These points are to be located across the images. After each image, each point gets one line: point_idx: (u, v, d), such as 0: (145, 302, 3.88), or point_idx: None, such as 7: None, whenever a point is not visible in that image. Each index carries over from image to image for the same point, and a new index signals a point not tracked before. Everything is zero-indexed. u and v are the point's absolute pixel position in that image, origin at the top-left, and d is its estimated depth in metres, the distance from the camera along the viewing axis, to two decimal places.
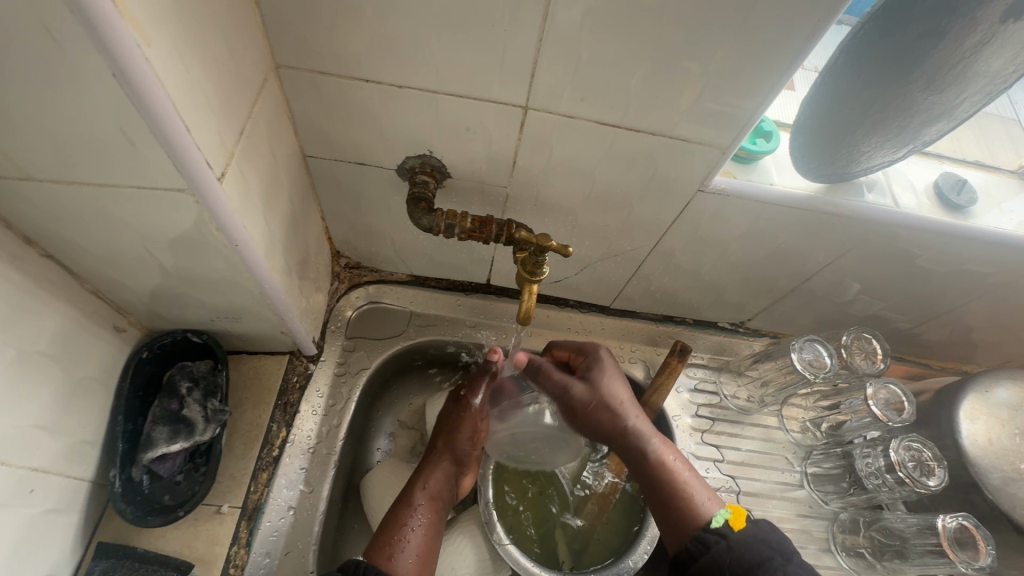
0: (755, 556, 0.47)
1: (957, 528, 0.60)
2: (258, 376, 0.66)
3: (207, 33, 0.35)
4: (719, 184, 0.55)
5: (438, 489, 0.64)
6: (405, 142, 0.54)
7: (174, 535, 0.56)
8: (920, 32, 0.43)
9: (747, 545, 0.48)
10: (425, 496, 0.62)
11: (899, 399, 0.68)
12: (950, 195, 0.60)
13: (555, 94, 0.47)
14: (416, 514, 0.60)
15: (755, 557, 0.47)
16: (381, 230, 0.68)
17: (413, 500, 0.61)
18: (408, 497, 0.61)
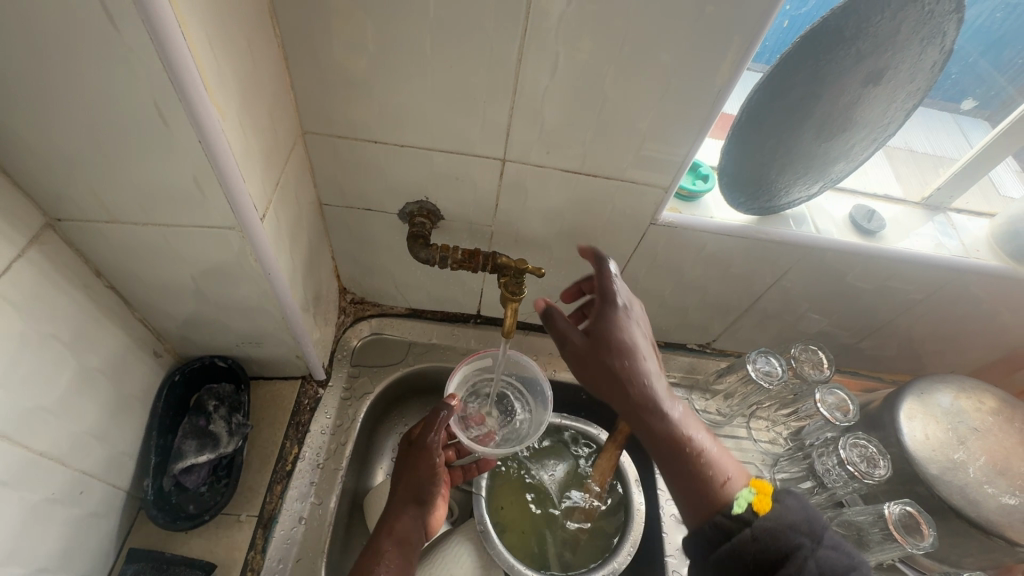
0: (783, 546, 0.45)
1: (902, 514, 0.67)
2: (273, 399, 0.74)
3: (258, 110, 0.47)
4: (668, 218, 0.66)
5: (405, 535, 0.63)
6: (406, 190, 0.65)
7: (198, 541, 0.62)
8: (804, 94, 0.55)
9: (776, 526, 0.46)
10: (392, 542, 0.62)
11: (845, 402, 0.76)
12: (862, 223, 0.71)
13: (526, 149, 0.59)
14: (382, 557, 0.59)
15: (779, 544, 0.45)
16: (384, 267, 0.78)
17: (379, 546, 0.61)
18: (374, 544, 0.61)
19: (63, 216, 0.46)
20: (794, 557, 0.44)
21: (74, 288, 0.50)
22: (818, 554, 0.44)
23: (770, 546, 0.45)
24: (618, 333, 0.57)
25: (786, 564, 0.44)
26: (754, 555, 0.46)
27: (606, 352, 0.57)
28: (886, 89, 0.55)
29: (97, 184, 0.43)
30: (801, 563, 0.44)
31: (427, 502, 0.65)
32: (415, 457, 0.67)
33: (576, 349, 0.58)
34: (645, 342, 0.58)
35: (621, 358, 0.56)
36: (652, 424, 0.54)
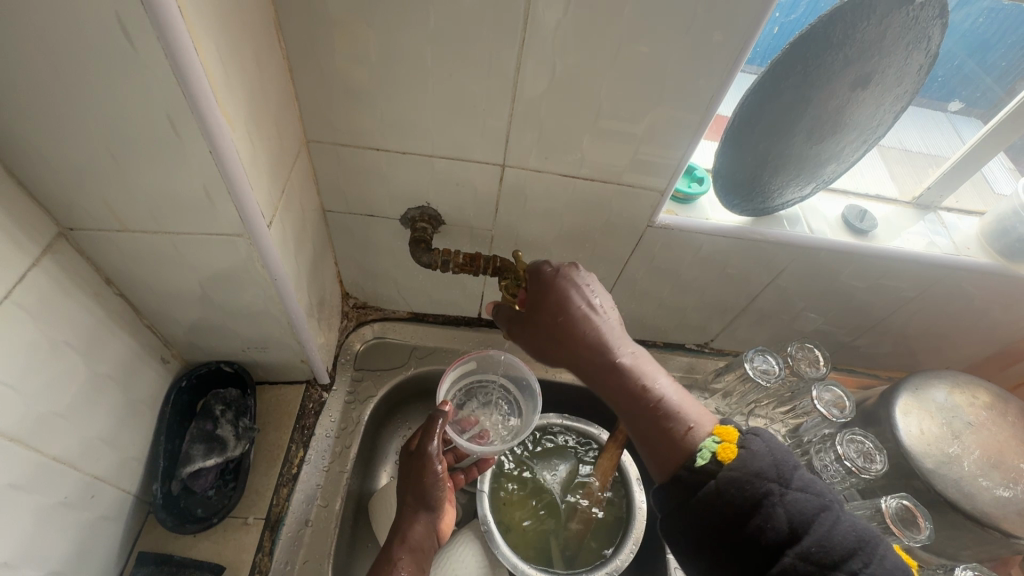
0: (750, 495, 0.44)
1: (899, 507, 0.68)
2: (278, 403, 0.75)
3: (264, 120, 0.48)
4: (664, 221, 0.68)
5: (420, 542, 0.64)
6: (408, 196, 0.66)
7: (206, 544, 0.63)
8: (793, 99, 0.56)
9: (742, 475, 0.45)
10: (406, 550, 0.63)
11: (841, 399, 0.77)
12: (855, 222, 0.72)
13: (525, 155, 0.60)
14: (395, 567, 0.61)
15: (749, 493, 0.44)
16: (387, 272, 0.80)
17: (392, 555, 0.62)
18: (388, 553, 0.62)
19: (75, 225, 0.47)
20: (764, 504, 0.44)
21: (85, 295, 0.51)
22: (787, 499, 0.44)
23: (738, 496, 0.45)
24: (558, 296, 0.56)
25: (756, 513, 0.44)
26: (724, 506, 0.45)
27: (547, 318, 0.57)
28: (873, 93, 0.56)
29: (109, 194, 0.44)
30: (771, 510, 0.43)
31: (437, 508, 0.66)
32: (418, 466, 0.67)
33: (527, 326, 0.59)
34: (584, 300, 0.56)
35: (564, 322, 0.56)
36: (603, 377, 0.54)
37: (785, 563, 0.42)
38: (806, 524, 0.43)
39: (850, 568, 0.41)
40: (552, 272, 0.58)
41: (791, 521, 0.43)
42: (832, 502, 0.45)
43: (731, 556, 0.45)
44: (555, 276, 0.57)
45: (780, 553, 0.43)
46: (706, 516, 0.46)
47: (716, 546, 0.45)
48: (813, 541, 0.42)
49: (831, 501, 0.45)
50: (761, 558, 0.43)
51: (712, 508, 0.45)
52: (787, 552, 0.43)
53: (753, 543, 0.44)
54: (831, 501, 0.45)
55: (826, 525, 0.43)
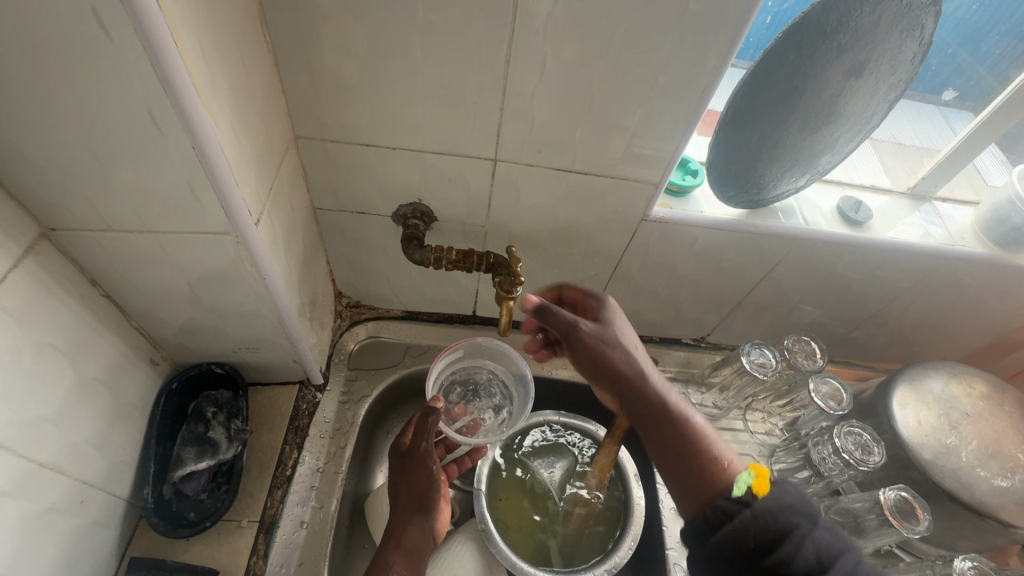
0: (781, 526, 0.44)
1: (897, 499, 0.68)
2: (271, 404, 0.74)
3: (250, 115, 0.47)
4: (659, 214, 0.67)
5: (415, 545, 0.62)
6: (399, 192, 0.65)
7: (199, 548, 0.62)
8: (787, 89, 0.56)
9: (775, 509, 0.45)
10: (400, 553, 0.61)
11: (838, 391, 0.77)
12: (850, 214, 0.72)
13: (517, 149, 0.60)
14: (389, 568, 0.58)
15: (782, 523, 0.44)
16: (380, 270, 0.79)
17: (387, 558, 0.60)
18: (382, 557, 0.60)
19: (58, 225, 0.46)
20: (794, 536, 0.44)
21: (70, 296, 0.50)
22: (815, 536, 0.44)
23: (769, 528, 0.44)
24: (616, 328, 0.58)
25: (787, 542, 0.43)
26: (754, 535, 0.44)
27: (602, 343, 0.56)
28: (867, 83, 0.56)
29: (91, 193, 0.43)
30: (801, 543, 0.44)
31: (431, 510, 0.65)
32: (413, 466, 0.67)
33: (587, 333, 0.56)
34: (638, 342, 0.58)
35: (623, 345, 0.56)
36: (650, 402, 0.53)
37: None
38: (832, 561, 0.43)
39: None
40: (611, 313, 0.60)
41: (819, 556, 0.43)
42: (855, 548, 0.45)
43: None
44: (613, 316, 0.60)
45: None
46: (736, 545, 0.45)
47: None
48: None
49: (853, 546, 0.45)
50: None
51: (744, 538, 0.44)
52: None
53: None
54: (852, 545, 0.45)
55: (849, 566, 0.43)
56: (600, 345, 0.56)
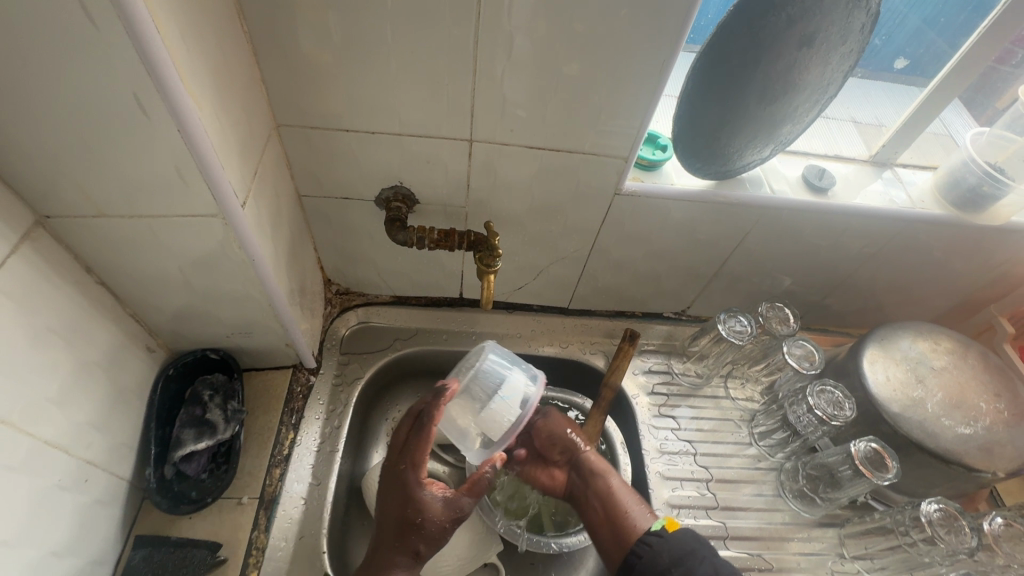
0: (688, 549, 0.60)
1: (868, 450, 0.71)
2: (266, 388, 0.77)
3: (230, 101, 0.49)
4: (631, 187, 0.70)
5: None
6: (381, 176, 0.68)
7: (202, 525, 0.65)
8: (742, 61, 0.59)
9: (682, 540, 0.61)
10: None
11: (811, 352, 0.81)
12: (814, 181, 0.75)
13: (491, 129, 0.62)
14: None
15: (687, 546, 0.60)
16: (366, 255, 0.81)
17: None
18: None
19: (52, 212, 0.48)
20: (697, 555, 0.59)
21: (66, 282, 0.52)
22: (713, 558, 0.59)
23: (677, 549, 0.60)
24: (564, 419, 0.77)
25: (689, 561, 0.59)
26: (667, 556, 0.60)
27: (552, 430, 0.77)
28: (820, 53, 0.59)
29: (83, 179, 0.46)
30: (702, 560, 0.59)
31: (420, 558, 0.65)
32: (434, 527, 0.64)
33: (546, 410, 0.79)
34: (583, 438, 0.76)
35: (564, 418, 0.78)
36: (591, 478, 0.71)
37: None
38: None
39: None
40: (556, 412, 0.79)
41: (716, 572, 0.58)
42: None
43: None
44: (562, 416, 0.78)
45: None
46: (654, 564, 0.60)
47: None
48: None
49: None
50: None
51: (659, 559, 0.60)
52: None
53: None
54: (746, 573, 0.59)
55: None
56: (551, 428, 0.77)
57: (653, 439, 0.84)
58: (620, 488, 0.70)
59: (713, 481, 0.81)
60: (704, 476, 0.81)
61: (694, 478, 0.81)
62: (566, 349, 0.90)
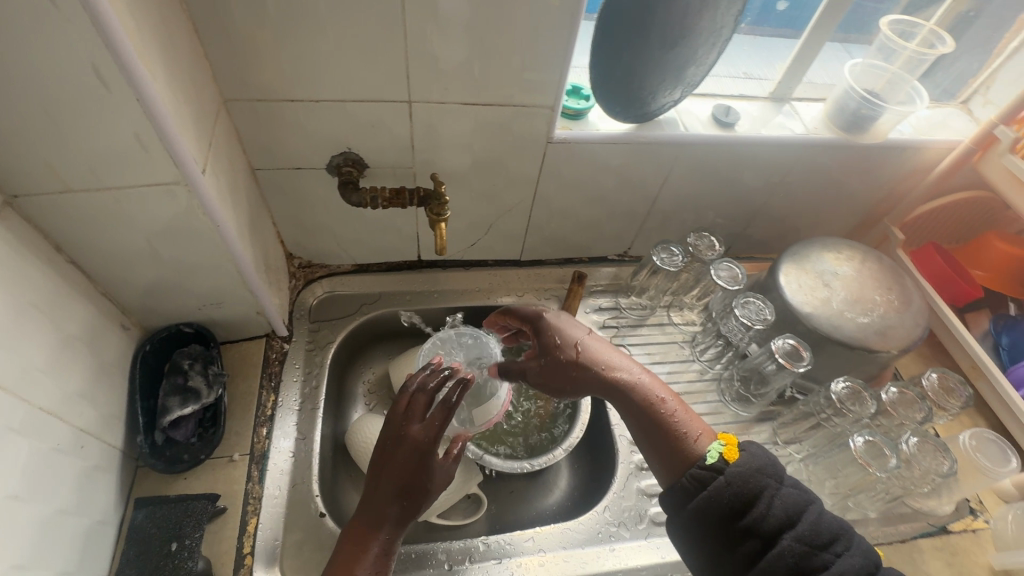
0: (755, 486, 0.56)
1: (787, 346, 0.82)
2: (241, 357, 0.81)
3: (180, 74, 0.54)
4: (561, 135, 0.77)
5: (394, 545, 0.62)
6: (329, 144, 0.73)
7: (198, 483, 0.69)
8: (641, 11, 0.67)
9: (744, 475, 0.57)
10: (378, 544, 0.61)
11: (734, 271, 0.91)
12: (721, 117, 0.84)
13: (427, 89, 0.68)
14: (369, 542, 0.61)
15: (752, 486, 0.56)
16: (324, 225, 0.86)
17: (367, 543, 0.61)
18: (370, 556, 0.61)
19: (19, 191, 0.51)
20: (766, 496, 0.56)
21: (39, 259, 0.55)
22: (781, 492, 0.56)
23: (743, 489, 0.56)
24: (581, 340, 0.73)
25: (759, 504, 0.55)
26: (730, 496, 0.56)
27: (568, 358, 0.72)
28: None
29: (48, 155, 0.49)
30: (772, 501, 0.55)
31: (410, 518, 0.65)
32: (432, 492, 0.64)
33: (553, 337, 0.73)
34: (620, 368, 0.70)
35: (572, 345, 0.72)
36: (634, 407, 0.66)
37: (783, 544, 0.54)
38: (799, 513, 0.55)
39: (835, 548, 0.54)
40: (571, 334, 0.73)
41: (787, 510, 0.55)
42: (816, 500, 0.58)
43: (732, 542, 0.56)
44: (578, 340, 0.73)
45: (780, 537, 0.54)
46: (716, 506, 0.56)
47: (717, 539, 0.56)
48: (803, 526, 0.54)
49: (813, 499, 0.58)
50: (761, 545, 0.55)
51: (721, 499, 0.56)
52: (786, 534, 0.54)
53: (753, 533, 0.55)
54: (814, 496, 0.57)
55: (813, 514, 0.56)
56: (564, 357, 0.72)
57: None
58: (671, 412, 0.65)
59: None
60: None
61: None
62: (522, 298, 0.98)
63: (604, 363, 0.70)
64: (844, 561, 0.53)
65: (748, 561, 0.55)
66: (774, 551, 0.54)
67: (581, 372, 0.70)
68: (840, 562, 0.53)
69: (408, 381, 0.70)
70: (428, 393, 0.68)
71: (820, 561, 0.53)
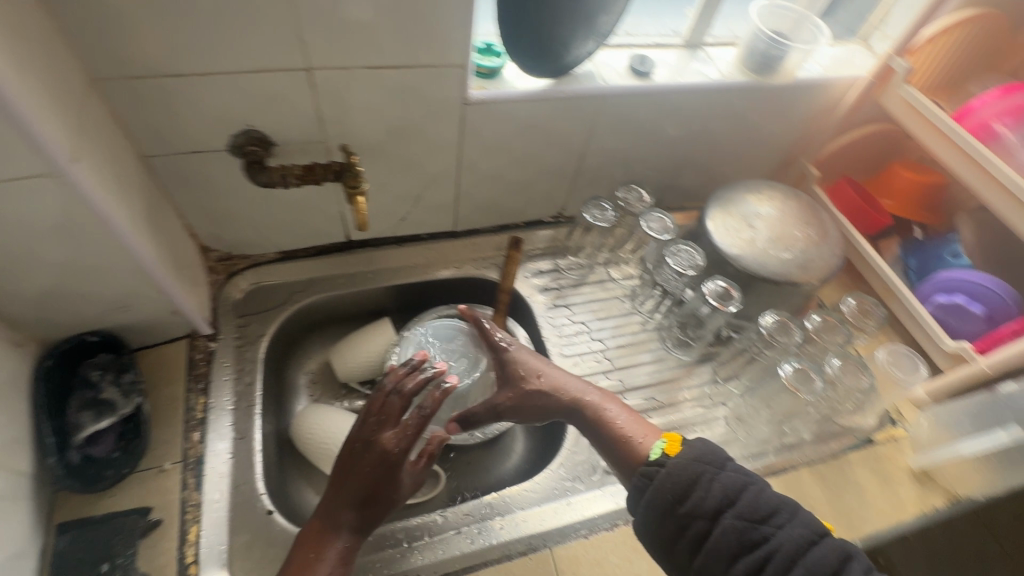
0: (693, 474, 0.57)
1: (718, 288, 0.85)
2: (161, 362, 0.76)
3: (27, 49, 0.47)
4: (477, 96, 0.75)
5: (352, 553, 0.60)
6: (226, 122, 0.67)
7: (128, 498, 0.65)
8: None
9: (682, 465, 0.58)
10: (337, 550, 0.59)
11: (665, 222, 0.93)
12: (637, 67, 0.84)
13: (326, 54, 0.64)
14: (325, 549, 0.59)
15: (690, 474, 0.57)
16: (238, 212, 0.80)
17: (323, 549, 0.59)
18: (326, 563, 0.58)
19: None
20: (703, 482, 0.56)
21: None
22: (720, 475, 0.57)
23: (681, 478, 0.57)
24: (534, 362, 0.73)
25: (696, 489, 0.56)
26: (671, 486, 0.57)
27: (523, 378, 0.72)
28: None
29: None
30: (710, 484, 0.56)
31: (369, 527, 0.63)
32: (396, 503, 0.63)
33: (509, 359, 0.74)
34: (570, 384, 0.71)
35: (537, 375, 0.72)
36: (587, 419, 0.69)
37: (724, 523, 0.54)
38: (737, 492, 0.55)
39: (774, 521, 0.54)
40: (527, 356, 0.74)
41: (726, 491, 0.56)
42: (758, 480, 0.57)
43: (679, 530, 0.56)
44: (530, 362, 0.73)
45: (721, 517, 0.55)
46: (660, 498, 0.57)
47: (665, 529, 0.57)
48: (742, 505, 0.55)
49: (756, 478, 0.58)
50: (705, 529, 0.55)
51: (663, 491, 0.57)
52: (726, 514, 0.55)
53: (696, 518, 0.55)
54: (755, 476, 0.57)
55: (752, 492, 0.56)
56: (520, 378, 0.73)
57: (551, 327, 0.93)
58: (625, 424, 0.67)
59: (609, 350, 0.92)
60: (600, 347, 0.93)
61: (592, 351, 0.92)
62: (461, 270, 0.97)
63: (558, 384, 0.71)
64: (785, 532, 0.53)
65: (696, 547, 0.55)
66: (716, 532, 0.54)
67: (546, 401, 0.71)
68: (780, 533, 0.53)
69: (387, 379, 0.68)
70: (404, 397, 0.66)
71: (760, 535, 0.53)
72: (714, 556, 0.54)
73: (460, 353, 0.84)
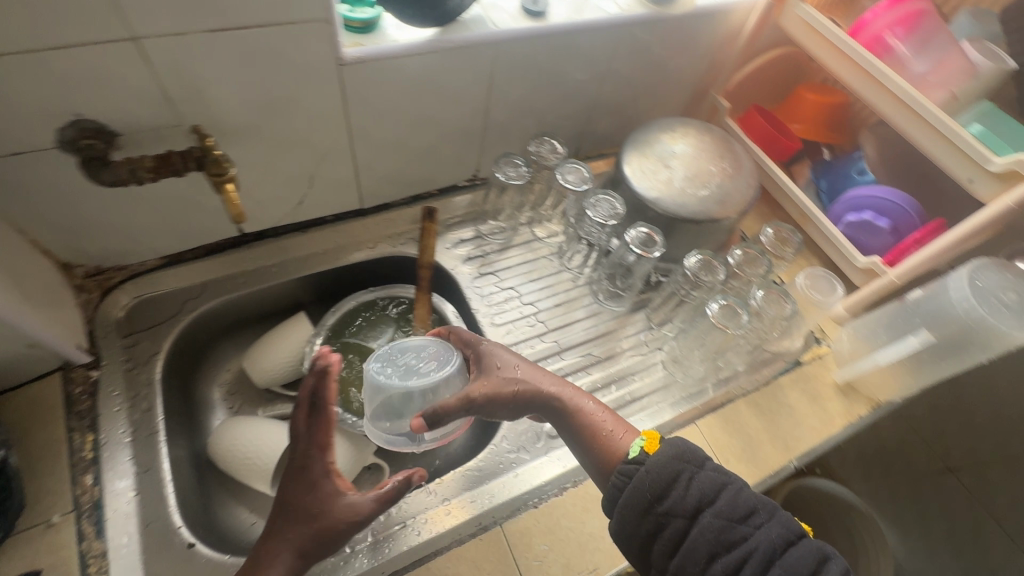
0: (672, 473, 0.56)
1: (640, 235, 0.83)
2: (33, 404, 0.66)
3: None
4: (353, 54, 0.66)
5: None
6: (46, 113, 0.56)
7: (14, 563, 0.57)
8: None
9: (661, 463, 0.56)
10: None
11: (581, 172, 0.89)
12: (529, 6, 0.77)
13: (152, 19, 0.53)
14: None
15: (669, 472, 0.56)
16: (95, 220, 0.69)
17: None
18: None
19: None
20: (682, 480, 0.55)
21: None
22: (699, 474, 0.56)
23: (660, 477, 0.56)
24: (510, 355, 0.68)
25: (676, 488, 0.55)
26: (650, 485, 0.56)
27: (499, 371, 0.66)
28: None
29: None
30: (689, 483, 0.55)
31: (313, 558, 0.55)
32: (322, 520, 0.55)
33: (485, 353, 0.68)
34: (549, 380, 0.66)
35: (512, 368, 0.66)
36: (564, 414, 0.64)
37: (703, 522, 0.53)
38: (716, 491, 0.55)
39: (753, 521, 0.53)
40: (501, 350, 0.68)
41: (704, 489, 0.55)
42: (736, 479, 0.57)
43: (656, 530, 0.55)
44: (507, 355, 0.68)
45: (700, 515, 0.54)
46: (638, 497, 0.56)
47: (642, 529, 0.55)
48: (721, 504, 0.54)
49: (734, 478, 0.57)
50: (683, 527, 0.54)
51: (642, 490, 0.56)
52: (706, 512, 0.54)
53: (675, 517, 0.54)
54: (735, 477, 0.57)
55: (731, 491, 0.55)
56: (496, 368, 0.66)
57: (480, 298, 0.89)
58: (604, 419, 0.64)
59: (541, 312, 0.90)
60: (532, 310, 0.89)
61: (525, 316, 0.88)
62: (377, 250, 0.90)
63: (536, 378, 0.66)
64: (763, 532, 0.53)
65: (673, 548, 0.54)
66: (695, 531, 0.53)
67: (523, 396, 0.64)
68: (758, 533, 0.52)
69: None
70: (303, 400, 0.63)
71: (738, 535, 0.53)
72: (691, 557, 0.53)
73: (425, 348, 0.69)
